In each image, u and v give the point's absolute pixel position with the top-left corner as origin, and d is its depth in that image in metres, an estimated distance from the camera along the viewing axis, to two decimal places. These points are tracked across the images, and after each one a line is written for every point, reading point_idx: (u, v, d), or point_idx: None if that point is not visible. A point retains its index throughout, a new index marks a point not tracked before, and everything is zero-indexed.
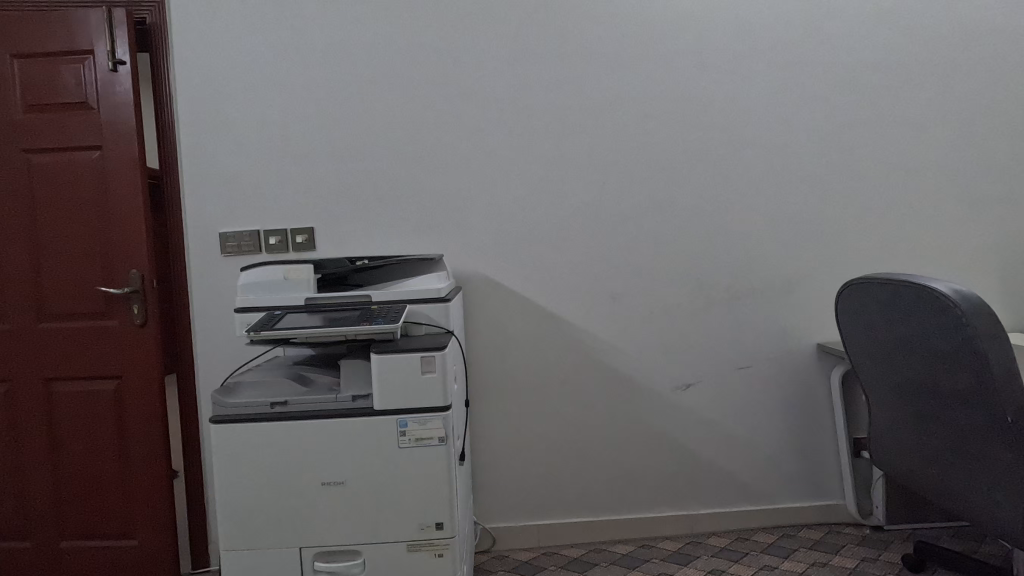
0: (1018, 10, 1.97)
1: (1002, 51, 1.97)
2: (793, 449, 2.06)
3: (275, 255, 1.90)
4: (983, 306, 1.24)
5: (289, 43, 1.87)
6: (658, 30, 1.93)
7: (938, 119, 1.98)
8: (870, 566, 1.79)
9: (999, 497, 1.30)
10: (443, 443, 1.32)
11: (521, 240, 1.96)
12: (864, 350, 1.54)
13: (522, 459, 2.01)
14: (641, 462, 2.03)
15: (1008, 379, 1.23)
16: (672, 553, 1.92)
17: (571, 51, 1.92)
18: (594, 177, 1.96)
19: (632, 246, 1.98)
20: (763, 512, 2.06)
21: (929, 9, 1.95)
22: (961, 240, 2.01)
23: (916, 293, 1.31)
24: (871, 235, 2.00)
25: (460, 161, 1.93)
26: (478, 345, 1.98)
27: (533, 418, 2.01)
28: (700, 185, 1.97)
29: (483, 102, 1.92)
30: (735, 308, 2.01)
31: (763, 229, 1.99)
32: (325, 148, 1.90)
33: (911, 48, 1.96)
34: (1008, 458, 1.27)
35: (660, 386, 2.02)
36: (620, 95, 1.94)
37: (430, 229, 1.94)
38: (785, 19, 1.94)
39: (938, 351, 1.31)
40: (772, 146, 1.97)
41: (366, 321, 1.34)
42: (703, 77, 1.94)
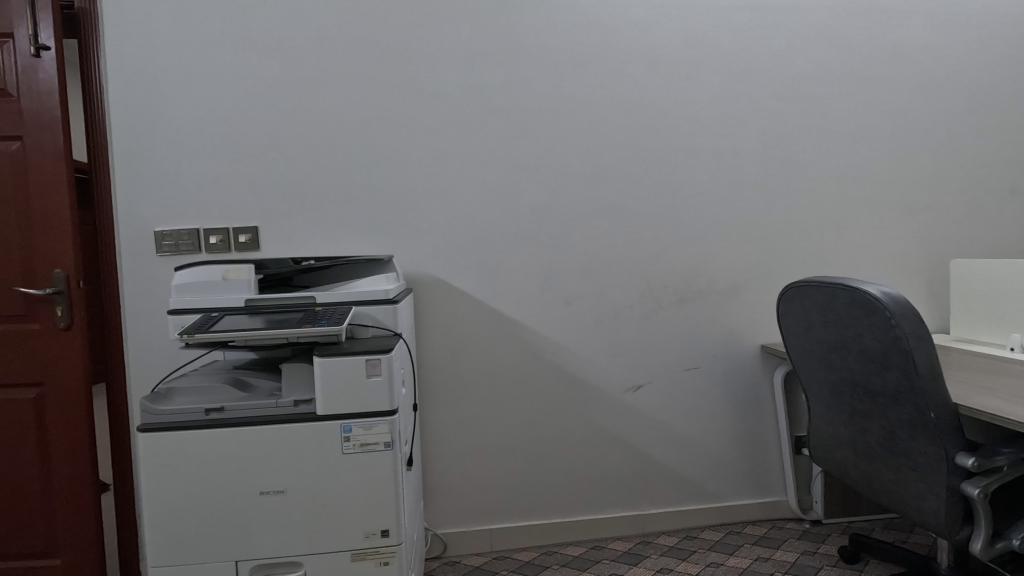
0: (941, 29, 2.09)
1: (927, 67, 2.10)
2: (739, 449, 2.12)
3: (216, 255, 1.82)
4: (910, 308, 1.30)
5: (232, 34, 1.80)
6: (610, 36, 1.96)
7: (870, 130, 2.09)
8: (809, 559, 1.86)
9: (924, 490, 1.37)
10: (390, 448, 1.28)
11: (474, 242, 1.95)
12: (804, 351, 1.60)
13: (474, 463, 1.99)
14: (593, 463, 2.04)
15: (931, 378, 1.30)
16: (622, 553, 1.93)
17: (525, 52, 1.93)
18: (546, 180, 1.97)
19: (585, 249, 2.00)
20: (711, 511, 2.10)
21: (861, 25, 2.05)
22: (891, 246, 2.11)
23: (851, 295, 1.37)
24: (810, 240, 2.08)
25: (412, 160, 1.90)
26: (429, 348, 1.95)
27: (485, 421, 1.99)
28: (649, 190, 2.01)
29: (436, 102, 1.90)
30: (683, 310, 2.06)
31: (710, 233, 2.04)
32: (271, 144, 1.84)
33: (846, 62, 2.06)
34: (932, 452, 1.33)
35: (611, 387, 2.04)
36: (573, 99, 1.96)
37: (380, 230, 1.90)
38: (730, 30, 2.00)
39: (870, 351, 1.37)
40: (718, 153, 2.03)
41: (308, 323, 1.29)
42: (654, 84, 1.98)
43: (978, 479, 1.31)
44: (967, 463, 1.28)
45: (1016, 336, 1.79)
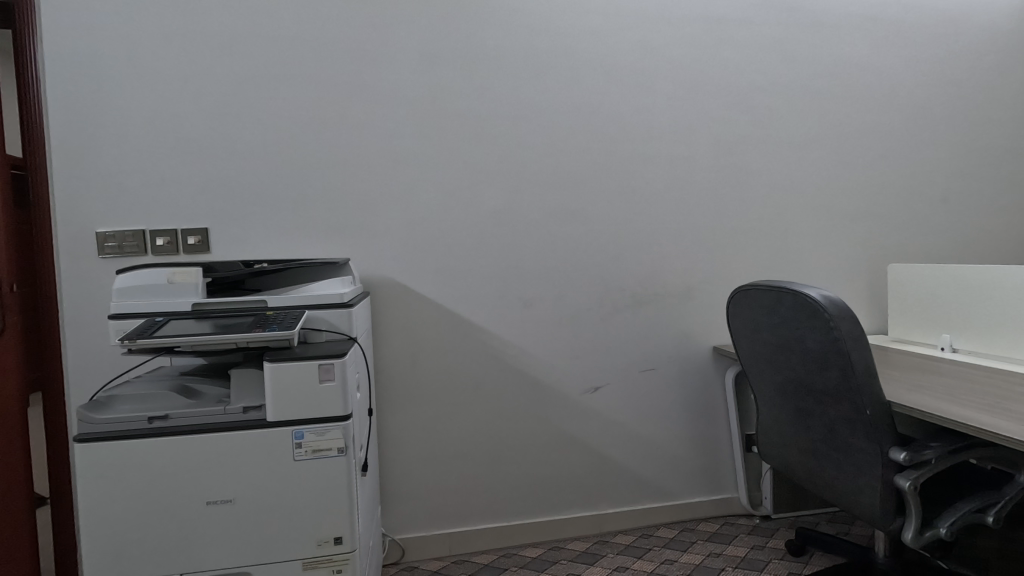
0: (879, 46, 2.21)
1: (867, 81, 2.21)
2: (694, 448, 2.18)
3: (163, 257, 1.76)
4: (847, 310, 1.37)
5: (182, 29, 1.74)
6: (568, 43, 1.99)
7: (815, 140, 2.18)
8: (759, 553, 1.93)
9: (862, 484, 1.44)
10: (343, 454, 1.27)
11: (433, 246, 1.94)
12: (752, 352, 1.66)
13: (433, 468, 1.98)
14: (553, 465, 2.06)
15: (867, 377, 1.37)
16: (580, 553, 1.96)
17: (484, 58, 1.94)
18: (505, 184, 1.98)
19: (544, 252, 2.02)
20: (667, 509, 2.15)
21: (806, 40, 2.15)
22: (834, 251, 2.21)
23: (794, 299, 1.43)
24: (760, 245, 2.16)
25: (370, 162, 1.88)
26: (387, 352, 1.93)
27: (444, 425, 1.99)
28: (606, 195, 2.05)
29: (395, 104, 1.89)
30: (639, 313, 2.10)
31: (664, 238, 2.10)
32: (222, 143, 1.79)
33: (792, 75, 2.15)
34: (868, 447, 1.40)
35: (569, 389, 2.07)
36: (532, 104, 1.98)
37: (337, 232, 1.87)
38: (684, 41, 2.06)
39: (812, 352, 1.44)
40: (673, 159, 2.08)
41: (259, 327, 1.26)
42: (610, 92, 2.03)
43: (910, 472, 1.38)
44: (899, 457, 1.35)
45: (947, 336, 1.91)
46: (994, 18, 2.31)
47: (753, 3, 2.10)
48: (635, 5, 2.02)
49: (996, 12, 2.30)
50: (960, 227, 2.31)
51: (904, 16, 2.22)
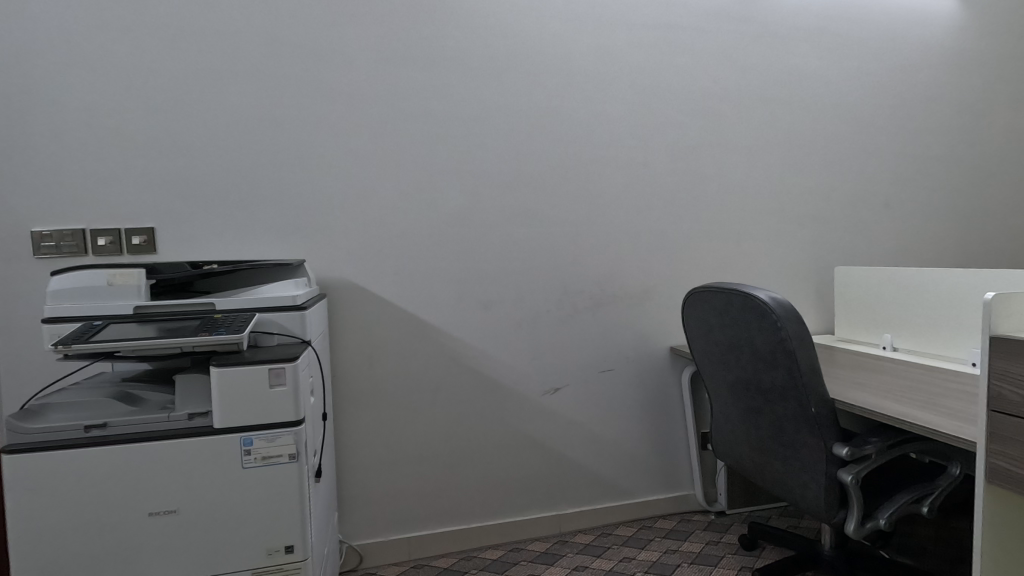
0: (826, 57, 2.30)
1: (814, 90, 2.30)
2: (652, 447, 2.22)
3: (105, 257, 1.68)
4: (794, 311, 1.42)
5: (126, 20, 1.67)
6: (528, 46, 2.00)
7: (767, 146, 2.25)
8: (713, 548, 1.98)
9: (807, 478, 1.49)
10: (294, 460, 1.23)
11: (392, 247, 1.92)
12: (705, 352, 1.70)
13: (392, 472, 1.96)
14: (513, 467, 2.07)
15: (812, 375, 1.42)
16: (540, 554, 1.97)
17: (443, 58, 1.93)
18: (464, 185, 1.97)
19: (504, 254, 2.02)
20: (626, 507, 2.18)
21: (758, 49, 2.22)
22: (785, 254, 2.29)
23: (744, 300, 1.48)
24: (715, 247, 2.22)
25: (326, 162, 1.85)
26: (345, 355, 1.90)
27: (404, 428, 1.96)
28: (566, 197, 2.07)
29: (352, 103, 1.86)
30: (598, 315, 2.13)
31: (623, 241, 2.13)
32: (169, 140, 1.73)
33: (745, 83, 2.21)
34: (814, 443, 1.46)
35: (529, 390, 2.07)
36: (491, 106, 1.98)
37: (292, 233, 1.83)
38: (641, 47, 2.10)
39: (761, 351, 1.49)
40: (630, 163, 2.12)
41: (206, 331, 1.22)
42: (569, 95, 2.05)
43: (851, 466, 1.44)
44: (842, 453, 1.41)
45: (888, 336, 2.01)
46: (931, 33, 2.43)
47: (707, 12, 2.16)
48: (593, 10, 2.05)
49: (932, 28, 2.43)
50: (901, 232, 2.43)
51: (848, 29, 2.32)
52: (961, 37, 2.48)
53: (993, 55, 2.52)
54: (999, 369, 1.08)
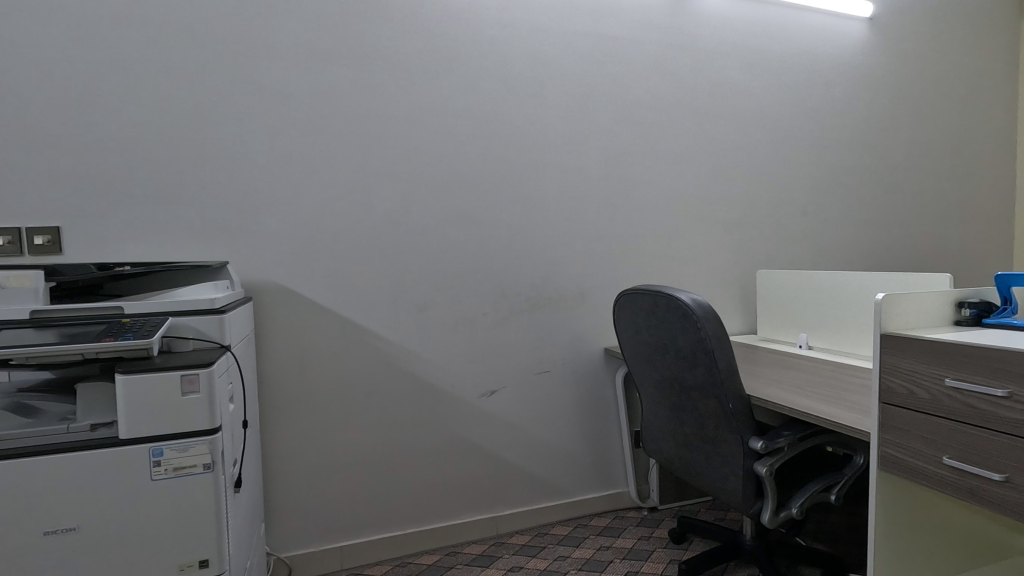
0: (749, 71, 2.43)
1: (739, 102, 2.42)
2: (587, 447, 2.26)
3: (3, 258, 1.57)
4: (712, 312, 1.49)
5: (26, 4, 1.56)
6: (463, 50, 2.01)
7: (695, 154, 2.35)
8: (645, 543, 2.03)
9: (726, 472, 1.56)
10: (209, 470, 1.18)
11: (323, 249, 1.88)
12: (634, 353, 1.76)
13: (324, 480, 1.91)
14: (448, 470, 2.06)
15: (730, 373, 1.49)
16: (476, 557, 1.97)
17: (376, 59, 1.91)
18: (399, 187, 1.96)
19: (440, 257, 2.02)
20: (562, 507, 2.22)
21: (686, 61, 2.31)
22: (712, 257, 2.40)
23: (668, 302, 1.54)
24: (647, 251, 2.29)
25: (252, 161, 1.79)
26: (273, 360, 1.84)
27: (336, 435, 1.92)
28: (502, 201, 2.08)
29: (281, 102, 1.81)
30: (535, 317, 2.15)
31: (558, 244, 2.17)
32: (77, 134, 1.62)
33: (674, 93, 2.30)
34: (732, 438, 1.53)
35: (465, 393, 2.07)
36: (426, 108, 1.97)
37: (216, 234, 1.76)
38: (575, 55, 2.15)
39: (683, 351, 1.55)
40: (565, 168, 2.16)
41: (111, 336, 1.15)
42: (505, 100, 2.07)
43: (766, 459, 1.52)
44: (757, 446, 1.48)
45: (803, 335, 2.13)
46: (843, 53, 2.61)
47: (638, 23, 2.23)
48: (528, 17, 2.08)
49: (844, 48, 2.61)
50: (818, 237, 2.59)
51: (769, 46, 2.46)
52: (869, 57, 2.67)
53: (898, 74, 2.73)
54: (889, 364, 1.17)
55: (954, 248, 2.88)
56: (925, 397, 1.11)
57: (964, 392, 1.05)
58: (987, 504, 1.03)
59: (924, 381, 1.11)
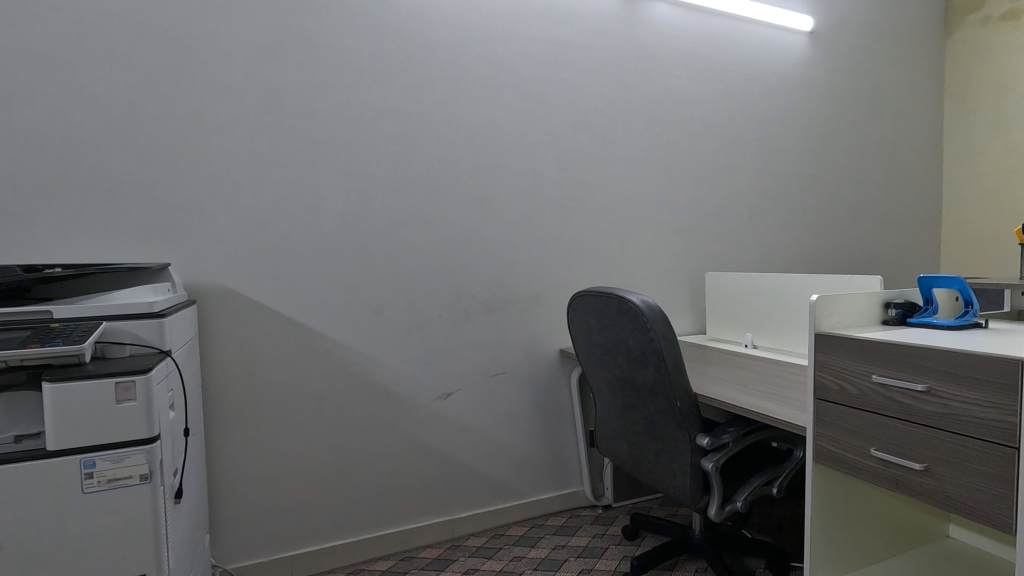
0: (698, 79, 2.51)
1: (689, 109, 2.49)
2: (543, 447, 2.28)
3: None
4: (662, 314, 1.53)
5: None
6: (417, 51, 2.00)
7: (646, 158, 2.41)
8: (599, 541, 2.07)
9: (675, 470, 1.60)
10: (147, 481, 1.13)
11: (271, 251, 1.83)
12: (587, 354, 1.79)
13: (274, 487, 1.86)
14: (403, 474, 2.04)
15: (678, 372, 1.54)
16: (431, 561, 1.96)
17: (328, 59, 1.88)
18: (352, 188, 1.93)
19: (394, 259, 2.00)
20: (517, 508, 2.23)
21: (638, 68, 2.37)
22: (664, 260, 2.46)
23: (619, 304, 1.57)
24: (601, 253, 2.33)
25: (196, 159, 1.73)
26: (219, 365, 1.79)
27: (286, 440, 1.88)
28: (457, 202, 2.08)
29: (227, 99, 1.76)
30: (490, 319, 2.16)
31: (513, 245, 2.18)
32: (3, 128, 1.53)
33: (626, 99, 2.36)
34: (680, 435, 1.57)
35: (420, 396, 2.06)
36: (380, 108, 1.96)
37: (157, 235, 1.70)
38: (529, 59, 2.17)
39: (633, 351, 1.59)
40: (520, 171, 2.18)
41: (36, 342, 1.08)
42: (460, 102, 2.07)
43: (712, 455, 1.57)
44: (703, 443, 1.53)
45: (749, 334, 2.21)
46: (786, 65, 2.73)
47: (591, 30, 2.28)
48: (483, 21, 2.09)
49: (787, 60, 2.73)
50: (763, 240, 2.69)
51: (717, 56, 2.55)
52: (810, 69, 2.80)
53: (837, 86, 2.88)
54: (822, 361, 1.24)
55: (888, 252, 3.06)
56: (854, 392, 1.18)
57: (888, 387, 1.12)
58: (910, 492, 1.10)
59: (853, 377, 1.18)
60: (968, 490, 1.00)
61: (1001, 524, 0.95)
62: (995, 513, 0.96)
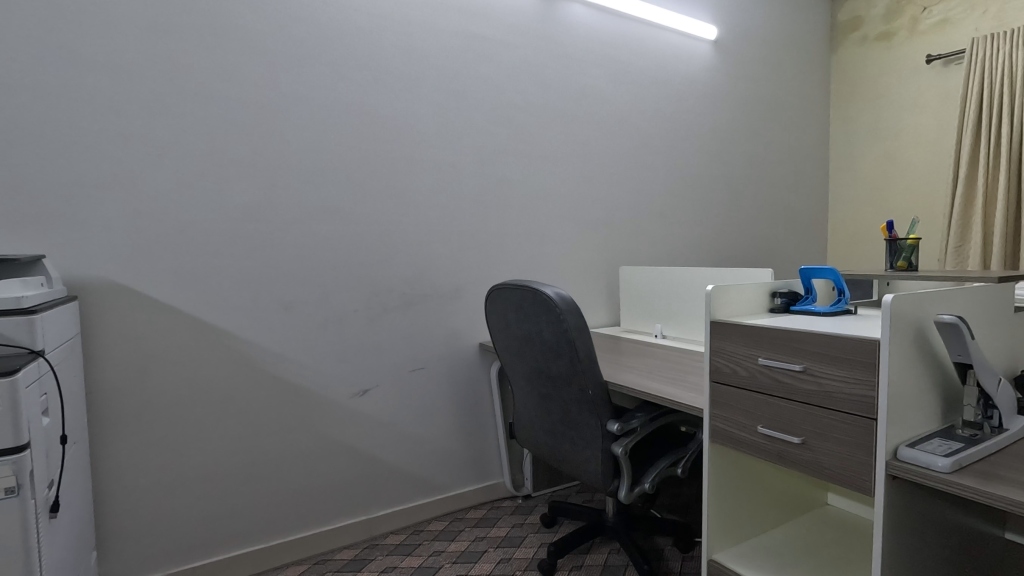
0: (612, 80, 2.60)
1: (603, 108, 2.57)
2: (463, 441, 2.28)
3: None
4: (575, 305, 1.58)
5: None
6: (330, 37, 1.93)
7: (563, 155, 2.46)
8: (518, 530, 2.10)
9: (588, 455, 1.66)
10: (14, 495, 1.02)
11: (167, 243, 1.71)
12: (505, 346, 1.81)
13: (174, 496, 1.75)
14: (316, 474, 1.97)
15: (589, 361, 1.59)
16: (347, 562, 1.91)
17: (230, 39, 1.78)
18: (258, 176, 1.83)
19: (305, 253, 1.92)
20: (437, 503, 2.21)
21: (555, 66, 2.42)
22: (580, 254, 2.53)
23: (533, 295, 1.60)
24: (519, 247, 2.36)
25: (77, 141, 1.59)
26: (106, 367, 1.65)
27: (187, 446, 1.76)
28: (372, 195, 2.03)
29: (113, 78, 1.62)
30: (408, 314, 2.13)
31: (432, 239, 2.16)
32: None
33: (544, 96, 2.40)
34: (593, 422, 1.63)
35: (334, 395, 1.99)
36: (289, 95, 1.87)
37: (31, 224, 1.54)
38: (447, 52, 2.16)
39: (548, 341, 1.62)
40: (439, 164, 2.16)
41: None
42: (375, 91, 2.02)
43: (622, 440, 1.63)
44: (613, 429, 1.59)
45: (659, 325, 2.33)
46: (693, 71, 2.89)
47: (508, 27, 2.30)
48: (398, 10, 2.05)
49: (693, 66, 2.89)
50: (672, 237, 2.84)
51: (629, 58, 2.65)
52: (715, 76, 2.98)
53: (738, 93, 3.08)
54: (717, 347, 1.33)
55: (783, 248, 3.32)
56: (744, 374, 1.27)
57: (772, 368, 1.21)
58: (791, 464, 1.20)
59: (743, 360, 1.27)
60: (839, 459, 1.11)
61: (865, 488, 1.07)
62: (860, 478, 1.07)
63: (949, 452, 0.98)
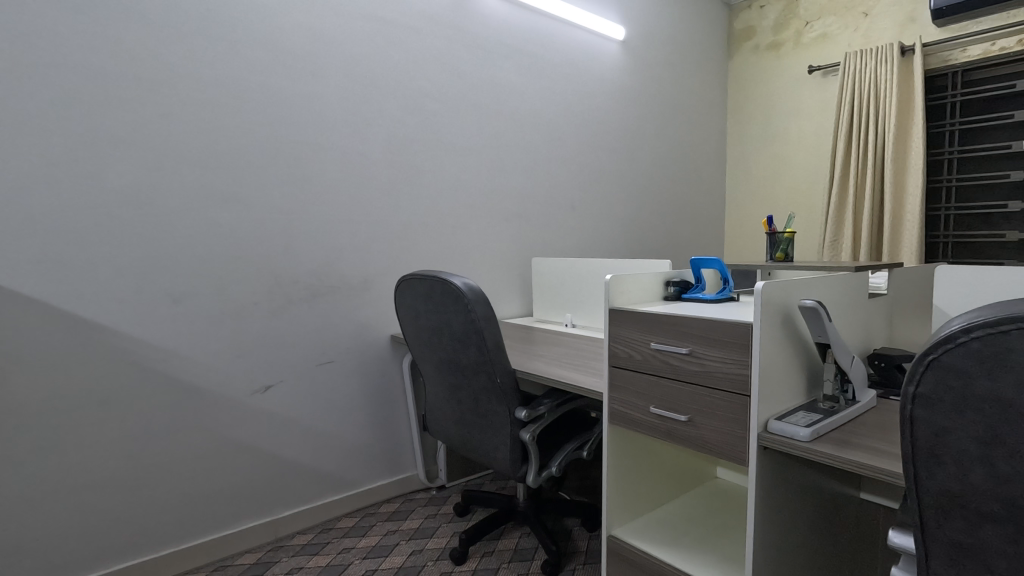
0: (525, 74, 2.63)
1: (516, 100, 2.60)
2: (375, 435, 2.23)
3: None
4: (483, 295, 1.59)
5: None
6: (224, 11, 1.81)
7: (477, 146, 2.47)
8: (431, 521, 2.10)
9: (497, 442, 1.69)
10: None
11: (32, 231, 1.54)
12: (415, 337, 1.79)
13: (43, 508, 1.59)
14: (214, 477, 1.86)
15: (497, 350, 1.61)
16: (249, 566, 1.82)
17: (105, 6, 1.61)
18: (142, 158, 1.69)
19: (198, 241, 1.80)
20: (348, 499, 2.16)
21: (468, 57, 2.42)
22: (494, 245, 2.55)
23: (441, 285, 1.60)
24: (432, 238, 2.34)
25: None
26: None
27: (60, 452, 1.61)
28: (275, 182, 1.94)
29: None
30: (315, 306, 2.05)
31: (339, 228, 2.09)
32: None
33: (457, 86, 2.39)
34: (501, 410, 1.66)
35: (233, 392, 1.89)
36: (177, 71, 1.74)
37: None
38: (355, 35, 2.09)
39: (456, 331, 1.63)
40: (347, 151, 2.09)
41: None
42: (277, 72, 1.92)
43: (530, 426, 1.67)
44: (521, 415, 1.63)
45: (569, 315, 2.40)
46: (603, 69, 2.99)
47: (420, 13, 2.26)
48: None
49: (603, 65, 2.99)
50: (583, 229, 2.94)
51: (542, 54, 2.70)
52: (624, 75, 3.10)
53: (645, 92, 3.23)
54: (615, 333, 1.40)
55: (685, 241, 3.53)
56: (639, 358, 1.35)
57: (663, 352, 1.29)
58: (679, 441, 1.29)
59: (638, 345, 1.34)
60: (719, 433, 1.20)
61: (741, 459, 1.17)
62: (737, 450, 1.17)
63: (809, 423, 1.10)
